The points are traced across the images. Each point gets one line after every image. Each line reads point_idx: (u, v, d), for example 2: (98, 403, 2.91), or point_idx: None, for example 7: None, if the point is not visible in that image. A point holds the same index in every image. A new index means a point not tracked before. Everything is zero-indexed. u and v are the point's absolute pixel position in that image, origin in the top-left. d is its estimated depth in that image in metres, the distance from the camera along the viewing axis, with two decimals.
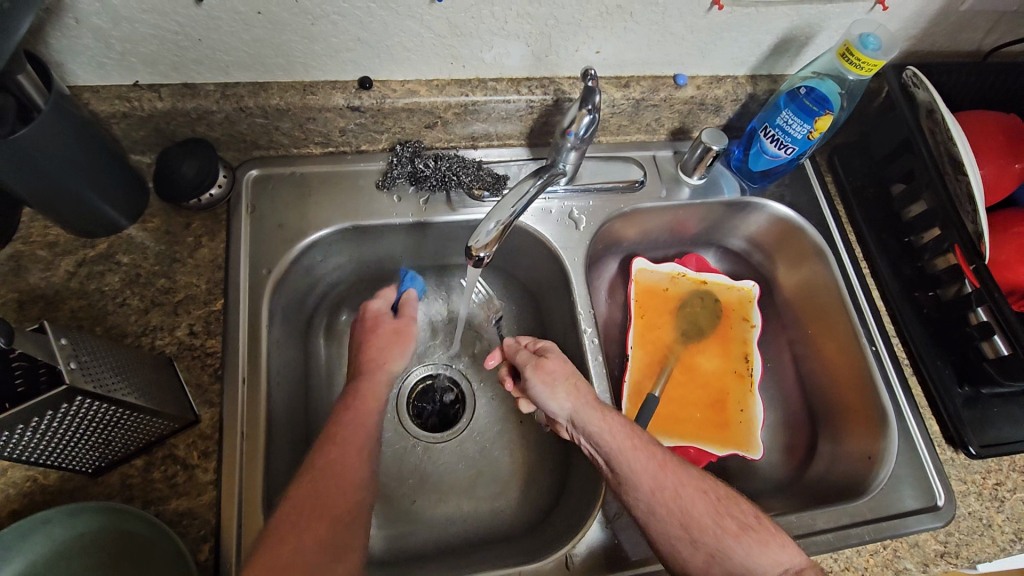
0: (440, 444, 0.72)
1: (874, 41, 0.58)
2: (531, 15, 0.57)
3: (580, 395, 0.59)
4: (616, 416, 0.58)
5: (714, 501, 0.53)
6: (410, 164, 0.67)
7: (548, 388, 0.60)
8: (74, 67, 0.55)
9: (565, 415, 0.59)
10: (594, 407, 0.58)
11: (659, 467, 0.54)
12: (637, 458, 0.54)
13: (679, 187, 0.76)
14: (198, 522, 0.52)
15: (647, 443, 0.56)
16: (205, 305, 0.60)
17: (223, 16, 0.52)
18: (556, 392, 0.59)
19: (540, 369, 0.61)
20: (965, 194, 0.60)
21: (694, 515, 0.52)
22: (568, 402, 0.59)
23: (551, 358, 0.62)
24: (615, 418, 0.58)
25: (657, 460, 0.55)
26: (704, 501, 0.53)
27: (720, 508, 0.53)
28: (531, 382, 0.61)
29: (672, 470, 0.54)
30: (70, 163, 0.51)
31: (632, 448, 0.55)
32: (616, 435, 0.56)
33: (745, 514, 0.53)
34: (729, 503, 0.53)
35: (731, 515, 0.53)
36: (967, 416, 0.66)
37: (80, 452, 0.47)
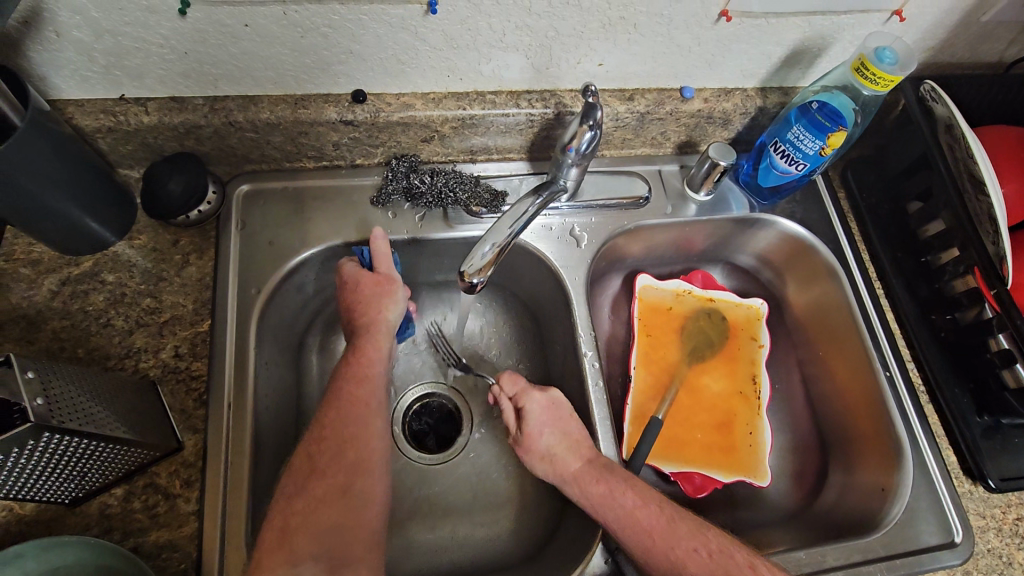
0: (432, 466, 0.70)
1: (890, 55, 0.56)
2: (530, 27, 0.55)
3: (559, 470, 0.58)
4: (597, 488, 0.56)
5: (706, 557, 0.52)
6: (406, 179, 0.65)
7: (536, 461, 0.60)
8: (58, 81, 0.53)
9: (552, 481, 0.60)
10: (574, 481, 0.57)
11: (647, 536, 0.53)
12: (625, 531, 0.53)
13: (686, 204, 0.73)
14: (178, 555, 0.50)
15: (633, 507, 0.54)
16: (191, 325, 0.58)
17: (210, 28, 0.50)
18: (541, 468, 0.59)
19: (525, 443, 0.60)
20: (985, 215, 0.58)
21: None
22: (553, 477, 0.58)
23: (534, 430, 0.60)
24: (598, 490, 0.56)
25: (645, 527, 0.53)
26: (695, 562, 0.51)
27: (712, 565, 0.51)
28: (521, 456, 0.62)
29: (660, 535, 0.52)
30: (48, 180, 0.49)
31: (618, 523, 0.54)
32: (601, 512, 0.55)
33: (739, 566, 0.51)
34: (723, 557, 0.51)
35: (727, 570, 0.51)
36: (986, 446, 0.63)
37: (55, 484, 0.45)
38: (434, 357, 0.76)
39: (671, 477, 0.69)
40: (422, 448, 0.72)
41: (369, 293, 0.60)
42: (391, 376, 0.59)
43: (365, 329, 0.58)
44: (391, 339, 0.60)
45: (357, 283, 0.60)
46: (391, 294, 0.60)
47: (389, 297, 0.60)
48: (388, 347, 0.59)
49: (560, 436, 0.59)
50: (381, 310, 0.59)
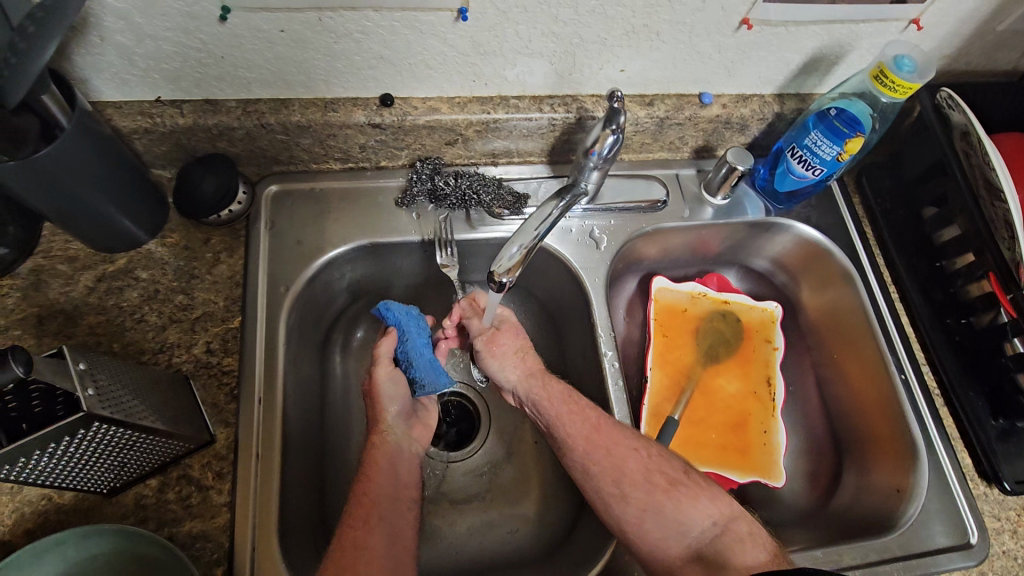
0: (450, 463, 0.71)
1: (909, 63, 0.57)
2: (556, 34, 0.56)
3: (526, 368, 0.63)
4: (557, 385, 0.61)
5: (646, 458, 0.57)
6: (430, 181, 0.67)
7: (498, 359, 0.63)
8: (98, 83, 0.55)
9: (510, 387, 0.63)
10: (536, 377, 0.62)
11: (594, 430, 0.58)
12: (574, 424, 0.59)
13: (702, 208, 0.74)
14: (211, 545, 0.51)
15: (584, 407, 0.60)
16: (222, 322, 0.59)
17: (246, 34, 0.51)
18: (504, 365, 0.63)
19: (493, 342, 0.64)
20: (1001, 220, 0.58)
21: (625, 471, 0.57)
22: (515, 372, 0.63)
23: (504, 330, 0.65)
24: (557, 386, 0.61)
25: (591, 421, 0.59)
26: (635, 459, 0.57)
27: (652, 465, 0.57)
28: (482, 356, 0.64)
29: (605, 432, 0.58)
30: (92, 179, 0.51)
31: (569, 413, 0.59)
32: (555, 403, 0.60)
33: (674, 471, 0.57)
34: (660, 461, 0.58)
35: (662, 472, 0.57)
36: (1001, 449, 0.64)
37: (95, 473, 0.47)
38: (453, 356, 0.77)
39: None
40: (440, 445, 0.73)
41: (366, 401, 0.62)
42: (399, 477, 0.57)
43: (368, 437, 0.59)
44: (395, 446, 0.59)
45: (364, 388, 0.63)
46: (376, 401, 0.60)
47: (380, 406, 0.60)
48: (391, 453, 0.58)
49: (524, 343, 0.65)
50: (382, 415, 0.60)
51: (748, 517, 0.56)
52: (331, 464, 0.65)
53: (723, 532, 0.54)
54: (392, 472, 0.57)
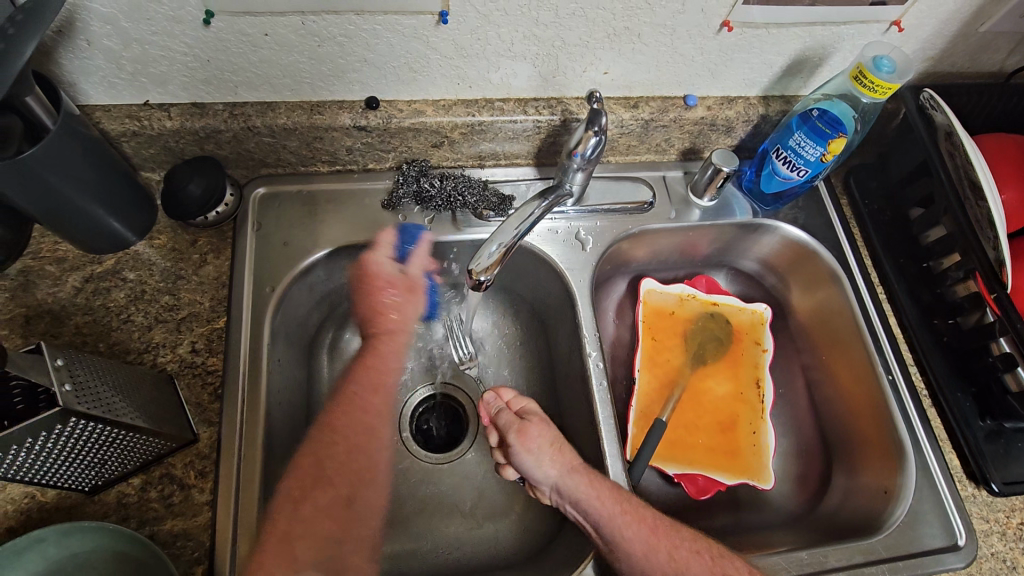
0: (457, 459, 0.72)
1: (888, 64, 0.58)
2: (538, 36, 0.57)
3: (567, 464, 0.58)
4: (603, 482, 0.57)
5: (708, 561, 0.55)
6: (416, 183, 0.67)
7: (534, 455, 0.58)
8: (87, 87, 0.56)
9: (550, 485, 0.58)
10: (579, 473, 0.57)
11: (651, 532, 0.55)
12: (630, 527, 0.55)
13: (689, 209, 0.74)
14: (192, 544, 0.51)
15: (636, 506, 0.57)
16: (208, 322, 0.60)
17: (232, 37, 0.52)
18: (542, 462, 0.58)
19: (524, 436, 0.58)
20: (984, 219, 0.58)
21: None
22: (554, 469, 0.58)
23: (533, 421, 0.60)
24: (603, 484, 0.57)
25: (647, 524, 0.55)
26: (698, 562, 0.54)
27: (715, 568, 0.54)
28: (516, 452, 0.59)
29: (664, 534, 0.56)
30: (77, 180, 0.51)
31: (623, 516, 0.55)
32: (605, 504, 0.55)
33: (738, 569, 0.54)
34: (722, 561, 0.55)
35: (725, 573, 0.54)
36: (989, 450, 0.64)
37: (75, 470, 0.47)
38: (440, 358, 0.77)
39: (675, 478, 0.70)
40: (440, 447, 0.73)
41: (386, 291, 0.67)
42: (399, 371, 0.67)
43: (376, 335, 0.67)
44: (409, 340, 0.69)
45: (389, 282, 0.68)
46: (414, 297, 0.69)
47: (410, 299, 0.69)
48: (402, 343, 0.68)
49: (558, 437, 0.60)
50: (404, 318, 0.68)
51: None
52: None
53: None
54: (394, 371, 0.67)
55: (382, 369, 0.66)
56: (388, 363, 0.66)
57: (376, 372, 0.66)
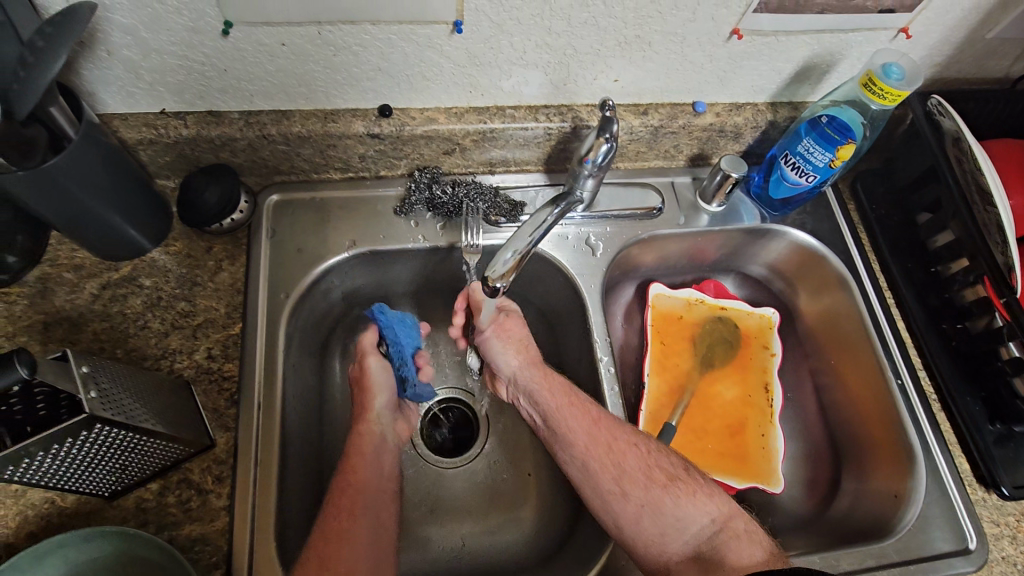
0: (480, 457, 0.73)
1: (897, 71, 0.58)
2: (550, 45, 0.57)
3: (528, 357, 0.64)
4: (557, 379, 0.63)
5: (646, 456, 0.59)
6: (428, 190, 0.68)
7: (502, 344, 0.65)
8: (106, 96, 0.56)
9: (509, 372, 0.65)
10: (536, 367, 0.64)
11: (593, 425, 0.60)
12: (573, 419, 0.60)
13: (698, 215, 0.75)
14: (210, 548, 0.52)
15: (584, 403, 0.61)
16: (223, 328, 0.60)
17: (249, 47, 0.53)
18: (507, 351, 0.64)
19: (497, 324, 0.65)
20: (993, 225, 0.59)
21: (625, 467, 0.58)
22: (516, 359, 0.64)
23: (509, 315, 0.66)
24: (557, 380, 0.63)
25: (592, 418, 0.60)
26: (635, 456, 0.59)
27: (651, 462, 0.59)
28: (485, 340, 0.65)
29: (607, 428, 0.59)
30: (97, 189, 0.52)
31: (569, 408, 0.61)
32: (554, 395, 0.62)
33: (674, 467, 0.59)
34: (659, 456, 0.59)
35: (660, 468, 0.59)
36: (999, 454, 0.64)
37: (96, 475, 0.48)
38: (450, 363, 0.77)
39: None
40: (461, 448, 0.74)
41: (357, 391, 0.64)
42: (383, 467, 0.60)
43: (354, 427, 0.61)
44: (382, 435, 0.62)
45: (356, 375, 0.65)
46: (367, 388, 0.63)
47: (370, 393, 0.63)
48: (375, 442, 0.60)
49: (528, 333, 0.66)
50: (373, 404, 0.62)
51: (741, 516, 0.58)
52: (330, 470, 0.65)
53: (717, 527, 0.56)
54: (375, 462, 0.59)
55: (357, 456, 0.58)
56: (365, 454, 0.59)
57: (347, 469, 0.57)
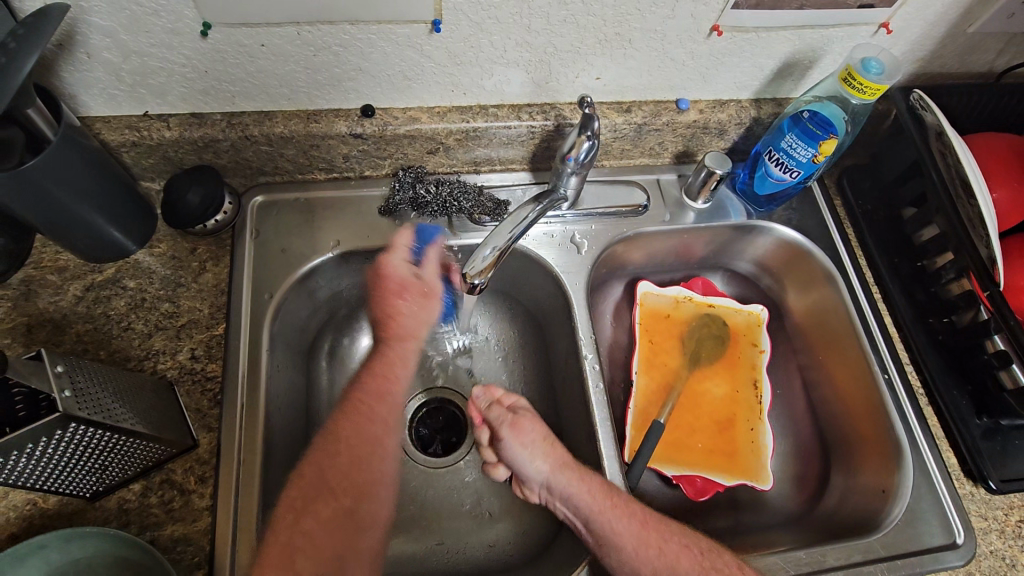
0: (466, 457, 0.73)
1: (877, 65, 0.58)
2: (530, 43, 0.58)
3: (559, 459, 0.59)
4: (594, 477, 0.58)
5: (698, 556, 0.55)
6: (412, 189, 0.68)
7: (525, 448, 0.59)
8: (88, 99, 0.56)
9: (541, 480, 0.58)
10: (569, 469, 0.58)
11: (642, 527, 0.55)
12: (620, 521, 0.55)
13: (684, 212, 0.75)
14: (192, 549, 0.52)
15: (626, 502, 0.57)
16: (207, 329, 0.60)
17: (229, 48, 0.53)
18: (534, 455, 0.59)
19: (516, 429, 0.59)
20: (976, 218, 0.59)
21: (679, 571, 0.54)
22: (546, 463, 0.58)
23: (527, 417, 0.61)
24: (594, 479, 0.58)
25: (639, 519, 0.56)
26: (687, 557, 0.55)
27: (705, 562, 0.54)
28: (508, 446, 0.59)
29: (653, 528, 0.56)
30: (79, 190, 0.52)
31: (613, 507, 0.56)
32: (595, 496, 0.56)
33: (728, 565, 0.54)
34: (713, 556, 0.55)
35: (715, 569, 0.54)
36: (986, 448, 0.64)
37: (76, 476, 0.48)
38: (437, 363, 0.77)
39: (672, 480, 0.70)
40: (449, 448, 0.74)
41: (411, 298, 0.67)
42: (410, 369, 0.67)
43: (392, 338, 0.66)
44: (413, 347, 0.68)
45: (402, 284, 0.67)
46: (429, 305, 0.68)
47: (423, 309, 0.68)
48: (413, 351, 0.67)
49: (550, 433, 0.61)
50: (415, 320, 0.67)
51: None
52: None
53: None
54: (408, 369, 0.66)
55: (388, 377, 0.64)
56: (406, 372, 0.66)
57: (383, 381, 0.63)
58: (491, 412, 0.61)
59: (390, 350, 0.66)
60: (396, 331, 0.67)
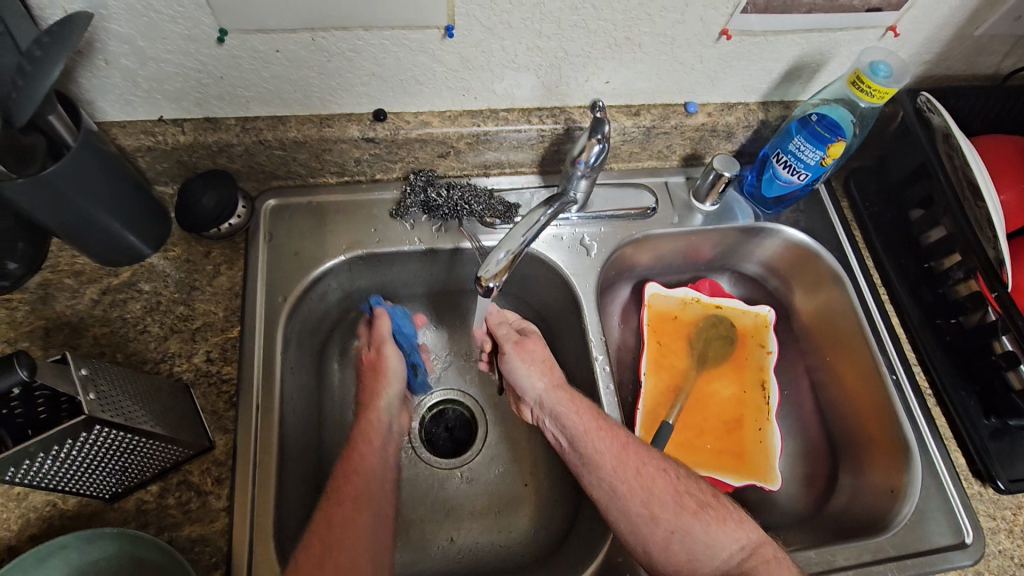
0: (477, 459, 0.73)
1: (885, 69, 0.59)
2: (540, 48, 0.58)
3: (553, 378, 0.63)
4: (583, 399, 0.61)
5: (675, 481, 0.57)
6: (423, 193, 0.69)
7: (525, 364, 0.64)
8: (105, 105, 0.57)
9: (535, 395, 0.63)
10: (562, 390, 0.62)
11: (622, 447, 0.58)
12: (601, 441, 0.58)
13: (692, 214, 0.75)
14: (210, 549, 0.52)
15: (611, 425, 0.60)
16: (222, 331, 0.61)
17: (244, 54, 0.54)
18: (532, 371, 0.64)
19: (521, 347, 0.65)
20: (983, 220, 0.59)
21: (655, 492, 0.56)
22: (542, 382, 0.63)
23: (531, 338, 0.67)
24: (582, 401, 0.61)
25: (621, 440, 0.58)
26: (664, 479, 0.57)
27: (680, 487, 0.56)
28: (510, 359, 0.65)
29: (634, 451, 0.58)
30: (98, 195, 0.53)
31: (597, 428, 0.59)
32: (581, 417, 0.60)
33: (702, 493, 0.57)
34: (688, 482, 0.57)
35: (690, 494, 0.56)
36: (994, 448, 0.64)
37: (97, 477, 0.48)
38: (448, 365, 0.78)
39: None
40: (461, 450, 0.74)
41: (368, 375, 0.67)
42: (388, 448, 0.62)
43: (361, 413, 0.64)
44: (386, 424, 0.64)
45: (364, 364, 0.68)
46: (383, 376, 0.66)
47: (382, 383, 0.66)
48: (381, 432, 0.63)
49: (550, 356, 0.66)
50: (376, 394, 0.65)
51: (772, 544, 0.55)
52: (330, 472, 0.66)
53: (748, 557, 0.53)
54: (380, 449, 0.61)
55: (361, 451, 0.59)
56: (374, 444, 0.61)
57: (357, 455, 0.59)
58: (500, 329, 0.68)
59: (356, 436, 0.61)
60: (361, 406, 0.65)
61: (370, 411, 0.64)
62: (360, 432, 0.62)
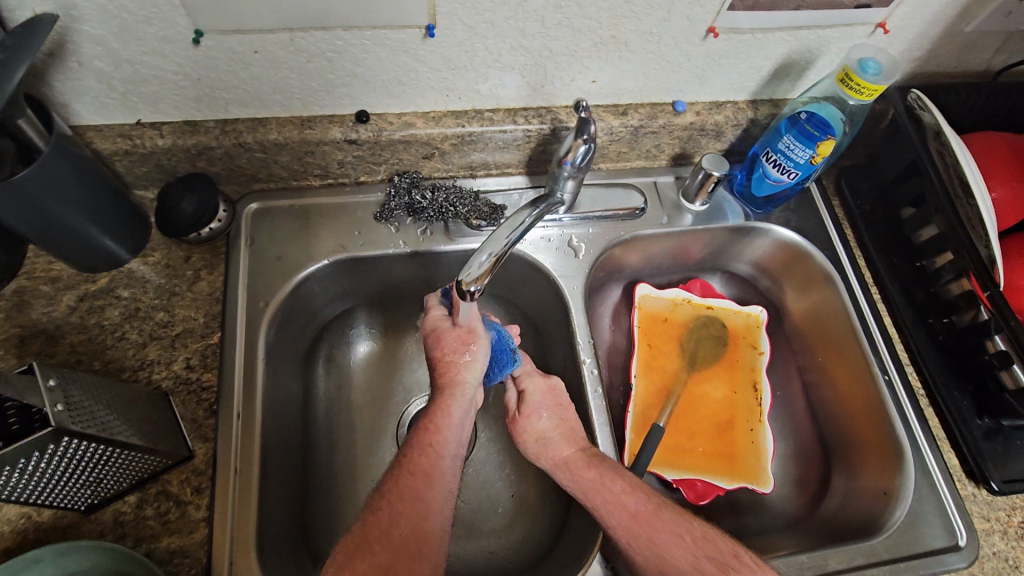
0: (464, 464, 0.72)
1: (874, 65, 0.58)
2: (525, 47, 0.57)
3: (555, 457, 0.60)
4: (589, 472, 0.57)
5: (691, 544, 0.52)
6: (408, 195, 0.68)
7: (529, 446, 0.62)
8: (79, 108, 0.56)
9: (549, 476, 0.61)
10: (566, 467, 0.59)
11: (632, 518, 0.54)
12: (611, 516, 0.54)
13: (681, 214, 0.75)
14: (189, 561, 0.51)
15: (620, 492, 0.55)
16: (202, 338, 0.60)
17: (221, 55, 0.53)
18: (537, 453, 0.61)
19: (519, 428, 0.63)
20: (976, 219, 0.58)
21: (671, 562, 0.51)
22: (547, 462, 0.60)
23: (523, 414, 0.63)
24: (586, 473, 0.57)
25: (629, 510, 0.54)
26: (678, 546, 0.52)
27: (697, 551, 0.52)
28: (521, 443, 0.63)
29: (646, 520, 0.53)
30: (71, 200, 0.52)
31: (604, 502, 0.55)
32: (587, 493, 0.56)
33: (722, 553, 0.51)
34: (706, 544, 0.52)
35: (710, 557, 0.51)
36: (988, 449, 0.63)
37: (71, 490, 0.47)
38: None
39: (672, 484, 0.70)
40: None
41: (452, 346, 0.60)
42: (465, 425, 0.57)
43: (442, 387, 0.58)
44: (467, 399, 0.58)
45: (441, 335, 0.60)
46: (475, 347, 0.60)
47: (469, 351, 0.60)
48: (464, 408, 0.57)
49: (552, 425, 0.62)
50: (460, 370, 0.59)
51: None
52: (314, 480, 0.65)
53: None
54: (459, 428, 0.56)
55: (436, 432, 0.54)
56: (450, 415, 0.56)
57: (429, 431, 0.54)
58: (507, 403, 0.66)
59: (436, 399, 0.57)
60: (443, 381, 0.58)
61: (451, 389, 0.58)
62: (439, 410, 0.56)
